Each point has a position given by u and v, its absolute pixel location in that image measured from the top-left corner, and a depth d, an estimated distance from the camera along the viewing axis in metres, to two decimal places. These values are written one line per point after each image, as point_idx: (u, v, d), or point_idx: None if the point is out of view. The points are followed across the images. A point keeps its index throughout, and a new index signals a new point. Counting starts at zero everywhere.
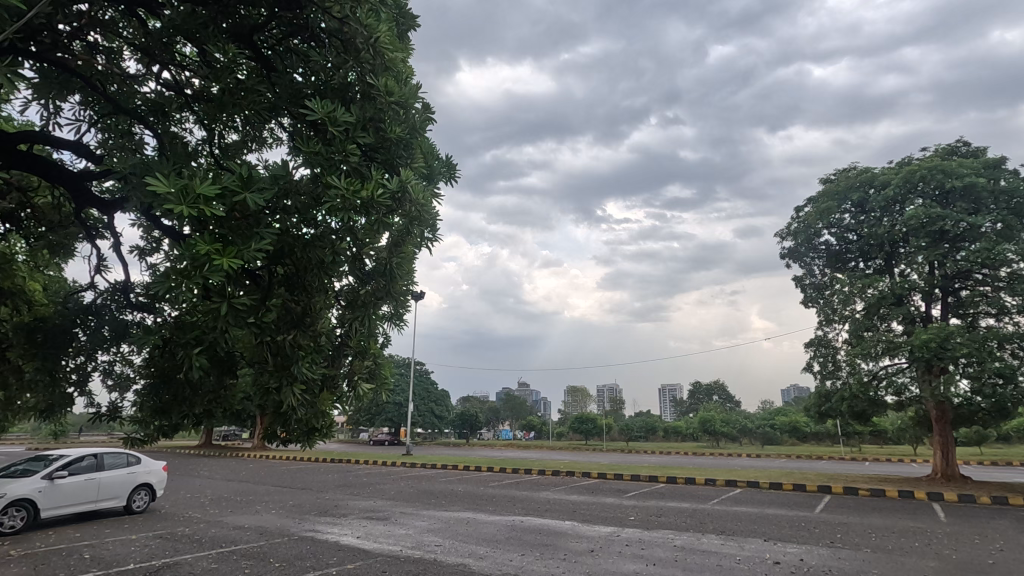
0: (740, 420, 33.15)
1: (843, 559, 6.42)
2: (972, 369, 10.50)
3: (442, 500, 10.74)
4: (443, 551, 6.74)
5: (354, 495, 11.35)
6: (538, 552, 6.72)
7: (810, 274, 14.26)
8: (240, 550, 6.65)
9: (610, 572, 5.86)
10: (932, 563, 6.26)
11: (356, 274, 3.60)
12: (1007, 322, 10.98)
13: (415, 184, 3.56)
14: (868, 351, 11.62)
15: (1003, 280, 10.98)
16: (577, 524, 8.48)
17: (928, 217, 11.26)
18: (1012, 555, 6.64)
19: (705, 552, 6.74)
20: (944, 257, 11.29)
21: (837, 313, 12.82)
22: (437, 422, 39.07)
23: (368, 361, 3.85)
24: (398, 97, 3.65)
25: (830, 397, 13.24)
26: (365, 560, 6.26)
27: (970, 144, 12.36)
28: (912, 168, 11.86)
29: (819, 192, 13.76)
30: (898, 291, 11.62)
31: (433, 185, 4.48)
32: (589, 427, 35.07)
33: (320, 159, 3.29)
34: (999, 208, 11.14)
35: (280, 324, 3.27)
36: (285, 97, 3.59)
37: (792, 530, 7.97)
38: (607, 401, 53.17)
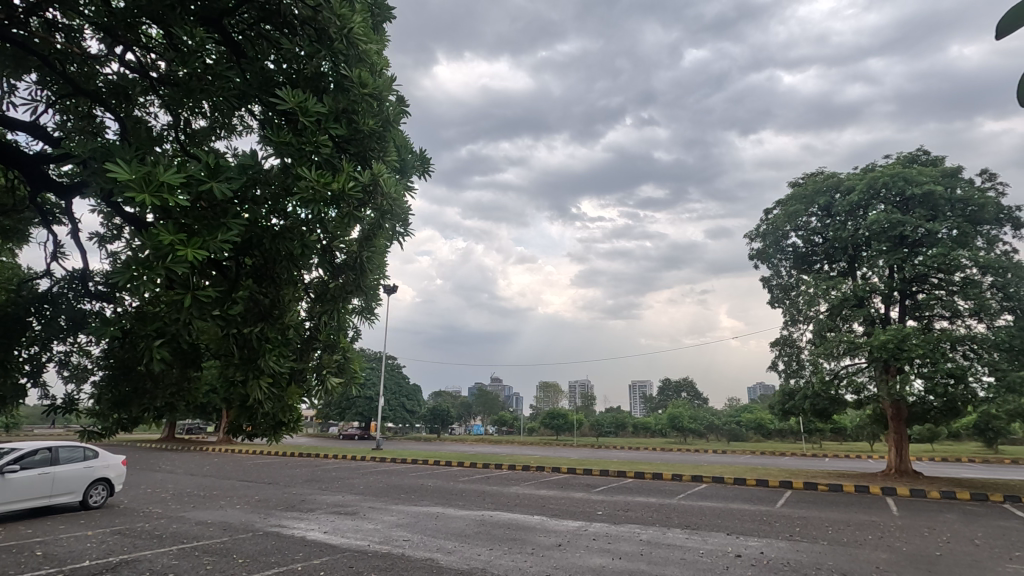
0: (706, 417, 33.96)
1: (800, 552, 6.64)
2: (927, 369, 10.92)
3: (411, 495, 10.72)
4: (411, 546, 6.73)
5: (322, 490, 11.21)
6: (507, 546, 6.77)
7: (776, 275, 14.62)
8: (202, 546, 6.53)
9: (577, 566, 5.94)
10: (884, 555, 6.51)
11: (326, 266, 3.57)
12: (959, 324, 11.48)
13: (387, 177, 3.51)
14: (830, 350, 12.00)
15: (957, 284, 11.46)
16: (546, 519, 8.56)
17: (888, 223, 11.66)
18: (958, 547, 6.97)
19: (670, 546, 6.88)
20: (903, 261, 11.69)
21: (801, 314, 13.20)
22: (409, 416, 38.79)
23: (337, 355, 3.81)
24: (372, 88, 3.60)
25: (793, 395, 13.64)
26: (331, 555, 6.21)
27: (929, 153, 12.86)
28: (875, 174, 12.27)
29: (788, 196, 14.11)
30: (860, 294, 12.01)
31: (406, 178, 4.47)
32: (560, 423, 35.40)
33: (290, 150, 3.23)
34: (956, 216, 11.61)
35: (246, 316, 3.22)
36: (254, 84, 3.50)
37: (753, 525, 8.19)
38: (579, 397, 53.74)
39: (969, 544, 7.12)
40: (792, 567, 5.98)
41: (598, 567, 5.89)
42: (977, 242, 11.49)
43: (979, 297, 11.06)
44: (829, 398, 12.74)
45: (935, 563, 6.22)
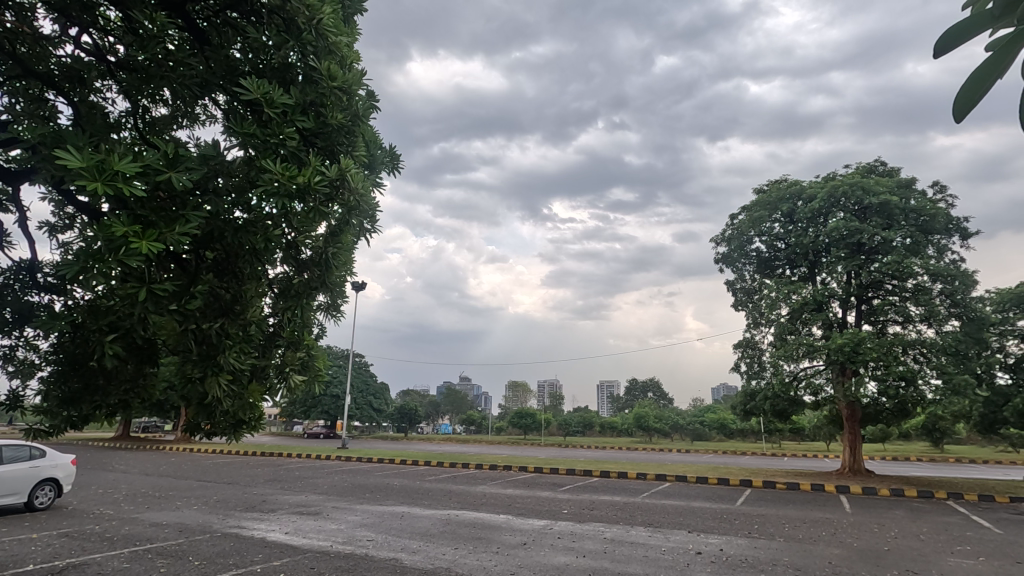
0: (671, 417, 34.61)
1: (758, 548, 6.84)
2: (880, 372, 11.35)
3: (377, 495, 10.59)
4: (374, 546, 6.64)
5: (284, 490, 10.97)
6: (472, 545, 6.77)
7: (740, 278, 14.99)
8: (156, 548, 6.32)
9: (540, 564, 5.98)
10: (836, 550, 6.76)
11: (291, 262, 3.51)
12: (911, 329, 11.98)
13: (355, 172, 3.46)
14: (790, 352, 12.35)
15: (909, 291, 11.96)
16: (512, 518, 8.59)
17: (847, 231, 12.08)
18: (905, 542, 7.28)
19: (633, 543, 6.99)
20: (860, 268, 12.14)
21: (763, 317, 13.56)
22: (376, 415, 38.25)
23: (302, 352, 3.73)
24: (341, 82, 3.54)
25: (755, 396, 14.02)
26: (292, 557, 6.08)
27: (886, 164, 13.38)
28: (836, 183, 12.70)
29: (753, 202, 14.48)
30: (819, 298, 12.41)
31: (374, 174, 4.42)
32: (528, 423, 35.54)
33: (255, 142, 3.16)
34: (909, 225, 12.13)
35: (206, 312, 3.13)
36: (218, 72, 3.40)
37: (713, 522, 8.39)
38: (547, 396, 54.03)
39: (916, 539, 7.45)
40: (751, 564, 6.13)
41: (563, 565, 5.94)
42: (928, 251, 12.05)
43: (929, 303, 11.59)
44: (788, 399, 13.15)
45: (882, 557, 6.50)
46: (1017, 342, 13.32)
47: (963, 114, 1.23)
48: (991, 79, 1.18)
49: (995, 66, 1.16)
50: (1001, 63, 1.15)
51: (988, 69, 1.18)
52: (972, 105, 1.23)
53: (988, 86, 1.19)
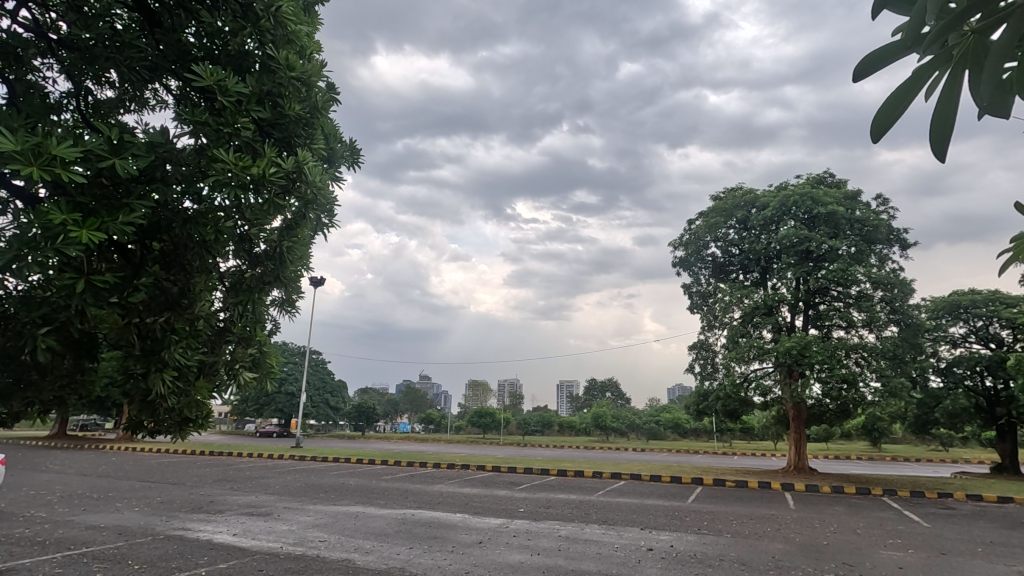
0: (628, 416, 35.28)
1: (706, 544, 7.07)
2: (824, 374, 11.88)
3: (331, 495, 10.38)
4: (327, 547, 6.53)
5: (234, 490, 10.67)
6: (428, 545, 6.74)
7: (697, 282, 15.41)
8: (92, 552, 6.02)
9: (494, 562, 5.99)
10: (779, 545, 7.05)
11: (242, 256, 3.41)
12: (853, 333, 12.59)
13: (313, 165, 3.39)
14: (741, 354, 12.80)
15: (853, 297, 12.57)
16: (468, 516, 8.59)
17: (797, 239, 12.60)
18: (843, 536, 7.65)
19: (587, 541, 7.09)
20: (808, 275, 12.67)
21: (718, 320, 13.96)
22: (332, 413, 37.49)
23: (252, 348, 3.63)
24: (300, 72, 3.46)
25: (707, 396, 14.45)
26: (239, 558, 5.91)
27: (834, 175, 14.02)
28: (788, 193, 13.23)
29: (709, 208, 14.91)
30: (769, 303, 12.88)
31: (333, 168, 4.36)
32: (487, 422, 35.57)
33: (207, 130, 3.05)
34: (854, 235, 12.75)
35: (150, 306, 3.00)
36: (169, 57, 3.26)
37: (664, 519, 8.62)
38: (507, 396, 54.18)
39: (852, 534, 7.84)
40: (698, 559, 6.34)
41: (517, 563, 5.96)
42: (871, 260, 12.69)
43: (870, 309, 12.21)
44: (739, 399, 13.60)
45: (822, 550, 6.81)
46: (948, 347, 14.18)
47: (881, 134, 1.31)
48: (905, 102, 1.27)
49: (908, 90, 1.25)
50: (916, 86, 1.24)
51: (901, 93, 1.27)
52: (887, 128, 1.32)
53: (903, 109, 1.28)
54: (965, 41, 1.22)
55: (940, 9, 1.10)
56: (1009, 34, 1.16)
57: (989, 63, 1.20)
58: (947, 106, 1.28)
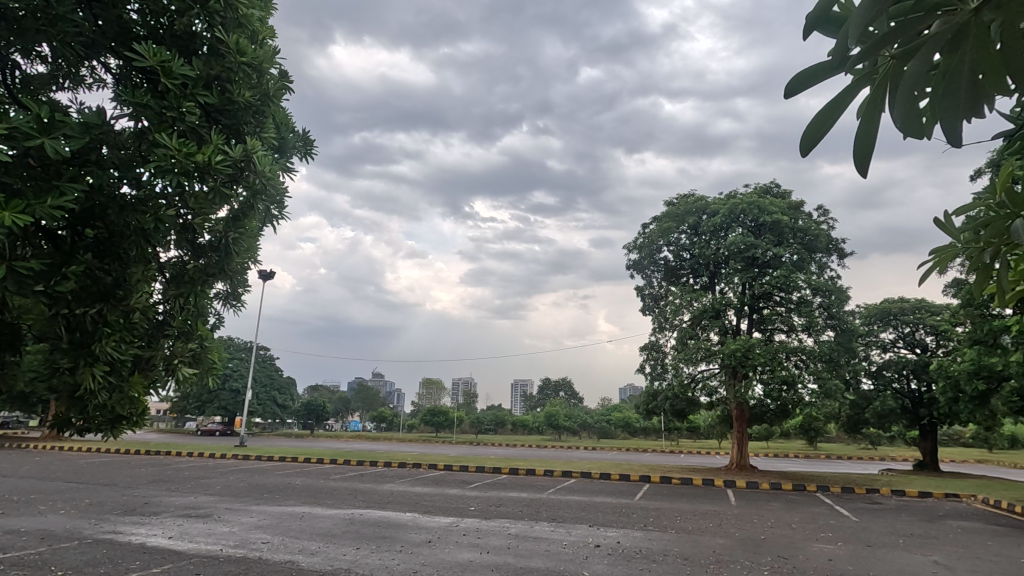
0: (580, 415, 35.79)
1: (652, 540, 7.28)
2: (766, 375, 12.40)
3: (275, 495, 10.07)
4: (269, 548, 6.33)
5: (171, 491, 10.19)
6: (375, 545, 6.64)
7: (649, 285, 15.78)
8: (10, 558, 5.63)
9: (444, 562, 5.96)
10: (721, 540, 7.33)
11: (185, 247, 3.26)
12: (793, 337, 13.20)
13: (262, 155, 3.28)
14: (690, 356, 13.21)
15: (794, 302, 13.18)
16: (418, 516, 8.51)
17: (744, 246, 13.10)
18: (780, 531, 8.02)
19: (536, 539, 7.15)
20: (753, 280, 13.21)
21: (668, 322, 14.35)
22: (279, 411, 36.34)
23: (193, 343, 3.45)
24: (251, 58, 3.34)
25: (656, 396, 14.84)
26: (175, 562, 5.66)
27: (779, 186, 14.65)
28: (737, 201, 13.75)
29: (663, 213, 15.29)
30: (716, 306, 13.36)
31: (284, 159, 4.25)
32: (440, 420, 35.36)
33: (149, 113, 2.91)
34: (797, 244, 13.38)
35: (81, 296, 2.83)
36: (109, 33, 3.07)
37: (613, 516, 8.81)
38: (460, 394, 53.96)
39: (788, 528, 8.24)
40: (643, 554, 6.51)
41: (466, 562, 5.96)
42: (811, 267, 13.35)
43: (809, 314, 12.83)
44: (686, 399, 14.03)
45: (760, 545, 7.12)
46: (879, 351, 15.07)
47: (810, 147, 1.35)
48: (833, 117, 1.31)
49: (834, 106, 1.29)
50: (843, 103, 1.28)
51: (830, 108, 1.31)
52: (815, 142, 1.36)
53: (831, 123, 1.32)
54: (884, 66, 1.28)
55: (861, 33, 1.13)
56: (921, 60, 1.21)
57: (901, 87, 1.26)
58: (868, 124, 1.34)
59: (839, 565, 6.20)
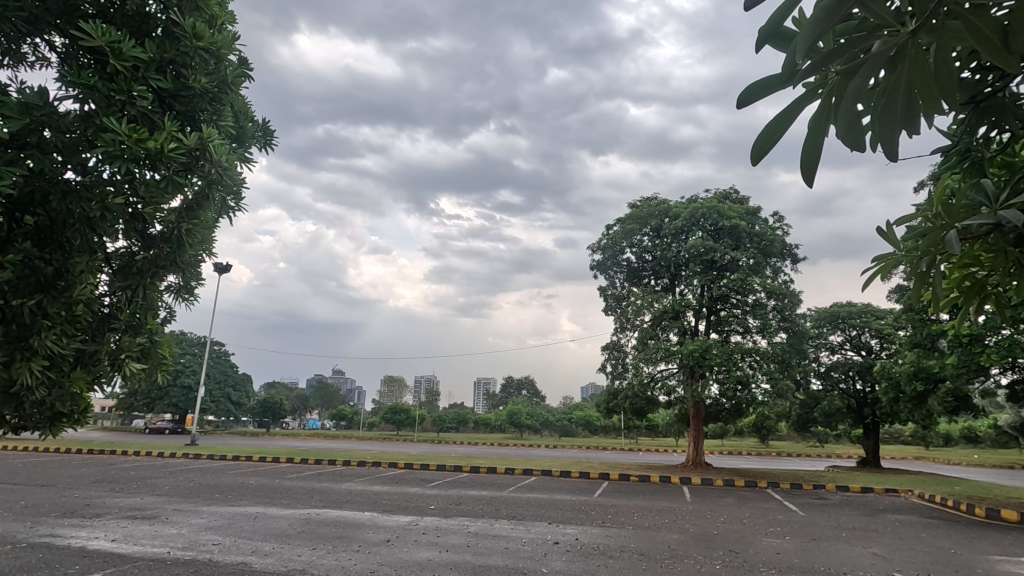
0: (542, 414, 36.06)
1: (609, 536, 7.41)
2: (722, 376, 12.76)
3: (228, 495, 9.77)
4: (221, 550, 6.15)
5: (114, 492, 9.74)
6: (332, 545, 6.53)
7: (612, 286, 16.02)
8: None
9: (402, 561, 5.92)
10: (675, 535, 7.53)
11: (134, 237, 3.12)
12: (748, 338, 13.64)
13: (219, 144, 3.17)
14: (649, 356, 13.49)
15: (749, 305, 13.63)
16: (376, 515, 8.41)
17: (703, 249, 13.44)
18: (731, 526, 8.29)
19: (496, 536, 7.18)
20: (711, 282, 13.58)
21: (629, 322, 14.60)
22: (233, 409, 35.21)
23: (141, 337, 3.28)
24: (208, 43, 3.23)
25: (617, 395, 15.09)
26: (119, 566, 5.43)
27: (738, 192, 15.11)
28: (697, 205, 14.11)
29: (627, 215, 15.54)
30: (676, 308, 13.67)
31: (242, 149, 4.13)
32: (402, 418, 35.00)
33: (96, 96, 2.79)
34: (753, 248, 13.82)
35: (18, 287, 2.68)
36: (53, 10, 2.87)
37: (572, 513, 8.92)
38: (423, 393, 53.52)
39: (739, 523, 8.53)
40: (600, 550, 6.62)
41: (425, 561, 5.93)
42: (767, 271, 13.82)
43: (764, 317, 13.28)
44: (645, 398, 14.33)
45: (712, 540, 7.35)
46: (828, 353, 15.73)
47: (760, 157, 1.38)
48: (781, 129, 1.35)
49: (784, 117, 1.32)
50: (793, 114, 1.32)
51: (778, 120, 1.34)
52: (765, 152, 1.39)
53: (780, 134, 1.35)
54: (830, 81, 1.33)
55: (809, 47, 1.18)
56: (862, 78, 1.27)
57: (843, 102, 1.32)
58: (814, 137, 1.39)
59: (786, 558, 6.45)
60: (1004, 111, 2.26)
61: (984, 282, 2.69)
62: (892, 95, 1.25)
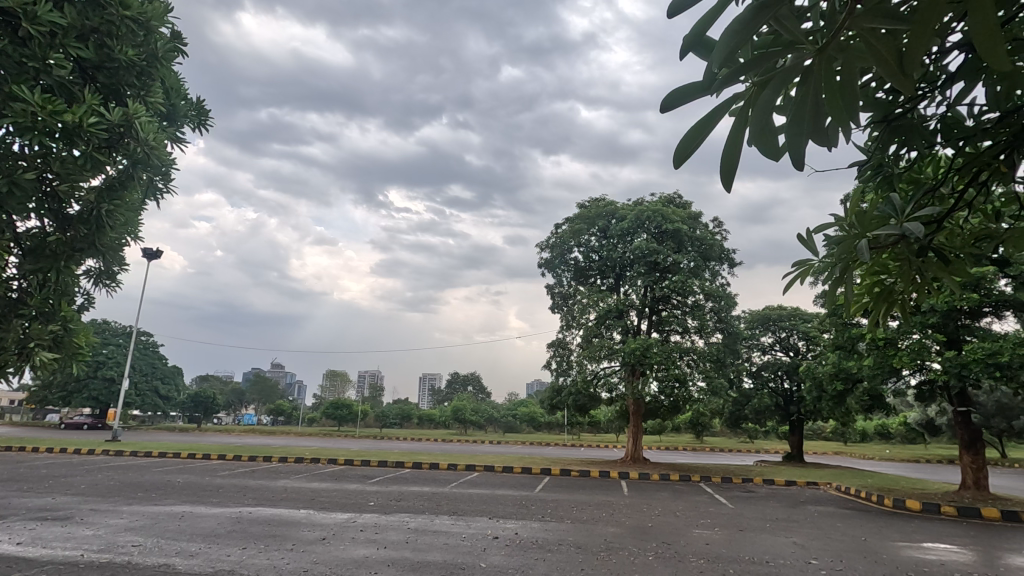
0: (487, 410, 36.20)
1: (549, 530, 7.51)
2: (661, 374, 13.19)
3: (150, 494, 9.23)
4: (142, 551, 5.82)
5: (22, 493, 9.00)
6: (264, 544, 6.30)
7: (559, 284, 16.19)
8: None
9: (338, 559, 5.79)
10: (613, 529, 7.73)
11: (48, 217, 2.90)
12: (687, 338, 14.15)
13: (146, 121, 3.00)
14: (594, 353, 13.75)
15: (689, 306, 14.16)
16: (313, 512, 8.19)
17: (647, 251, 13.84)
18: (666, 519, 8.60)
19: (436, 532, 7.15)
20: (654, 283, 13.99)
21: (575, 320, 14.85)
22: (161, 404, 33.28)
23: (54, 325, 3.03)
24: (136, 13, 3.03)
25: (561, 392, 15.32)
26: (24, 572, 5.03)
27: (681, 197, 15.65)
28: (643, 208, 14.50)
29: (575, 215, 15.76)
30: (620, 307, 14.01)
31: (173, 128, 3.92)
32: (343, 414, 34.20)
33: (6, 61, 2.57)
34: (694, 252, 14.36)
35: None
36: None
37: (512, 508, 9.01)
38: (366, 388, 52.48)
39: (672, 516, 8.86)
40: (539, 544, 6.71)
41: (362, 558, 5.82)
42: (706, 274, 14.39)
43: (702, 317, 13.82)
44: (588, 395, 14.63)
45: (648, 532, 7.59)
46: (759, 353, 16.58)
47: (683, 160, 1.42)
48: (702, 134, 1.38)
49: (704, 123, 1.35)
50: (713, 121, 1.35)
51: (699, 126, 1.38)
52: (688, 156, 1.42)
53: (702, 139, 1.39)
54: None
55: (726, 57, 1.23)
56: (774, 90, 1.32)
57: (755, 110, 1.35)
58: (731, 146, 1.40)
59: (715, 548, 6.75)
60: (912, 132, 2.46)
61: (891, 289, 2.90)
62: (802, 108, 1.33)
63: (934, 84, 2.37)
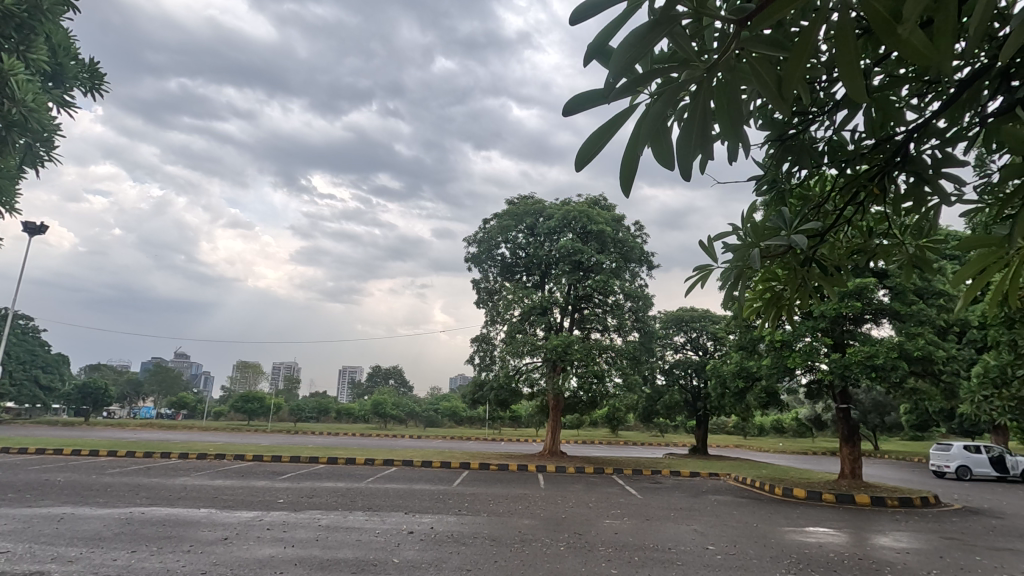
0: (408, 404, 35.69)
1: (464, 524, 7.54)
2: (581, 370, 13.59)
3: (24, 495, 8.32)
4: (8, 559, 5.24)
5: None
6: (156, 546, 5.85)
7: (485, 279, 16.14)
8: None
9: (240, 559, 5.49)
10: (527, 521, 7.88)
11: None
12: (607, 335, 14.68)
13: (23, 80, 2.91)
14: (517, 349, 13.82)
15: (609, 305, 14.68)
16: (214, 511, 7.72)
17: (572, 250, 14.19)
18: (579, 510, 8.88)
19: (347, 529, 6.96)
20: (578, 282, 14.40)
21: (499, 316, 14.97)
22: (43, 396, 29.99)
23: None
24: None
25: (483, 386, 15.42)
26: None
27: (606, 199, 16.16)
28: (570, 208, 14.85)
29: (503, 211, 15.87)
30: (544, 304, 14.28)
31: (60, 90, 3.58)
32: (255, 407, 32.46)
33: None
34: (615, 253, 14.88)
35: None
36: None
37: (429, 502, 8.94)
38: (281, 379, 50.14)
39: (585, 507, 9.17)
40: (454, 538, 6.71)
41: (266, 558, 5.56)
42: (625, 275, 14.98)
43: (621, 316, 14.39)
44: (510, 390, 14.84)
45: (561, 524, 7.79)
46: (672, 352, 17.49)
47: (585, 163, 1.47)
48: (604, 138, 1.44)
49: (605, 129, 1.40)
50: (612, 128, 1.40)
51: (602, 130, 1.43)
52: (590, 159, 1.48)
53: (603, 144, 1.44)
54: None
55: (626, 66, 1.28)
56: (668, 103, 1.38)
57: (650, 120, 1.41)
58: (630, 153, 1.46)
59: (623, 537, 7.07)
60: (803, 152, 2.67)
61: (781, 295, 3.12)
62: (693, 120, 1.41)
63: (823, 108, 2.60)
